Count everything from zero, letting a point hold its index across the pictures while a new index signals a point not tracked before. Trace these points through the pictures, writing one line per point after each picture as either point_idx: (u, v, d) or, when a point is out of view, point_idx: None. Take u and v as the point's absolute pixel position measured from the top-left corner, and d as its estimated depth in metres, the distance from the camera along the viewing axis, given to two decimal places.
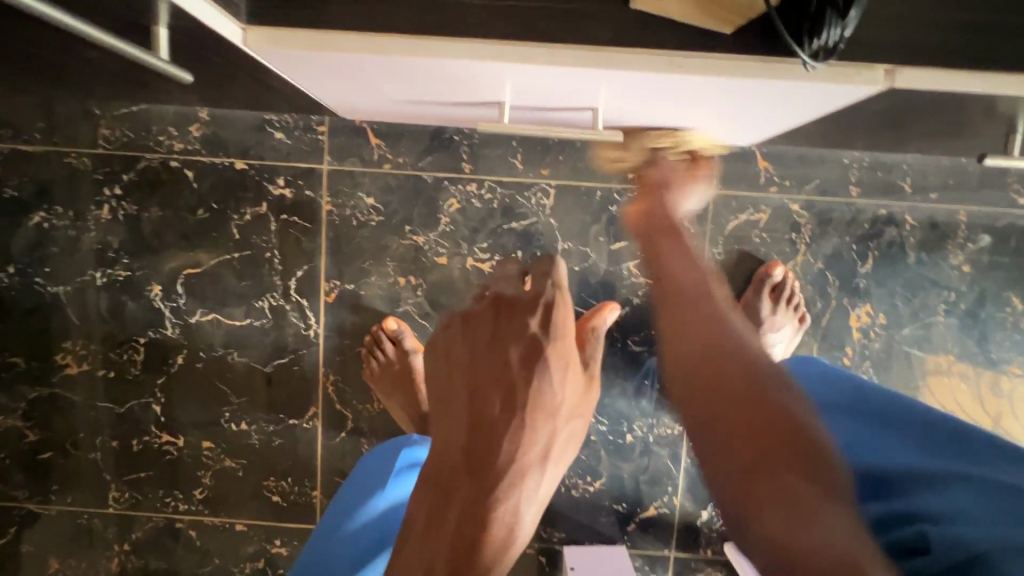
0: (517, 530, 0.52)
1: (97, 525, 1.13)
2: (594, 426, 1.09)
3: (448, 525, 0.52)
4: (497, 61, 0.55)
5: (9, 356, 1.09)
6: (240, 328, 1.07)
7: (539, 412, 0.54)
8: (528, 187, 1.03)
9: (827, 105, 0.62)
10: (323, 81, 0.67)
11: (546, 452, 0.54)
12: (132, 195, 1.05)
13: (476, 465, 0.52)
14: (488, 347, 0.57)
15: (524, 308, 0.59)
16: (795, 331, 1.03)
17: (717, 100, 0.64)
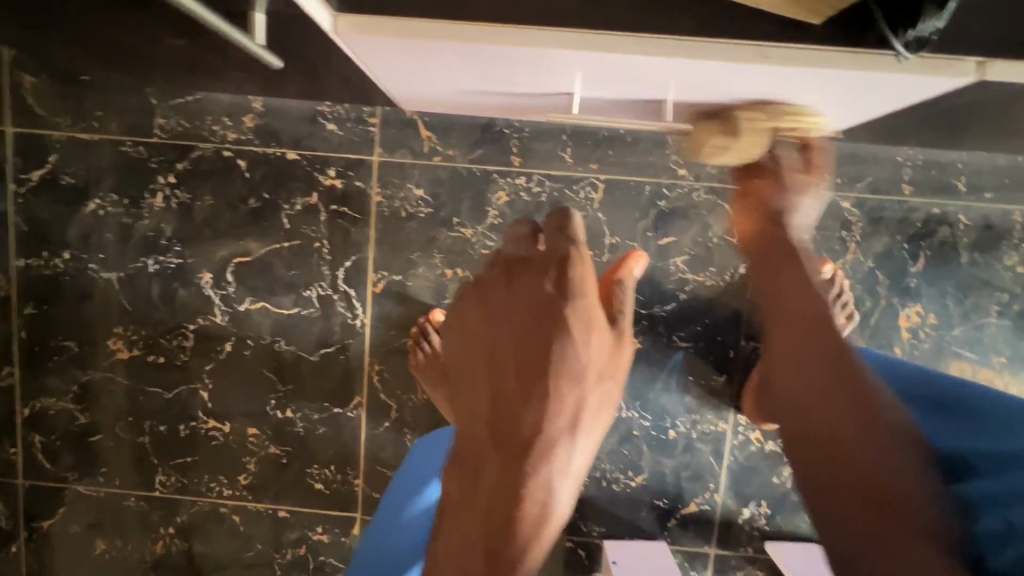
0: (551, 509, 0.46)
1: (143, 508, 1.15)
2: (637, 421, 1.09)
3: (478, 507, 0.46)
4: (582, 50, 0.55)
5: (62, 340, 1.11)
6: (288, 317, 1.09)
7: (562, 379, 0.48)
8: (577, 181, 1.03)
9: (905, 97, 0.62)
10: (398, 69, 0.68)
11: (574, 421, 0.47)
12: (185, 184, 1.07)
13: (501, 441, 0.47)
14: (500, 312, 0.51)
15: (538, 263, 0.53)
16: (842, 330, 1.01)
17: (793, 94, 0.64)
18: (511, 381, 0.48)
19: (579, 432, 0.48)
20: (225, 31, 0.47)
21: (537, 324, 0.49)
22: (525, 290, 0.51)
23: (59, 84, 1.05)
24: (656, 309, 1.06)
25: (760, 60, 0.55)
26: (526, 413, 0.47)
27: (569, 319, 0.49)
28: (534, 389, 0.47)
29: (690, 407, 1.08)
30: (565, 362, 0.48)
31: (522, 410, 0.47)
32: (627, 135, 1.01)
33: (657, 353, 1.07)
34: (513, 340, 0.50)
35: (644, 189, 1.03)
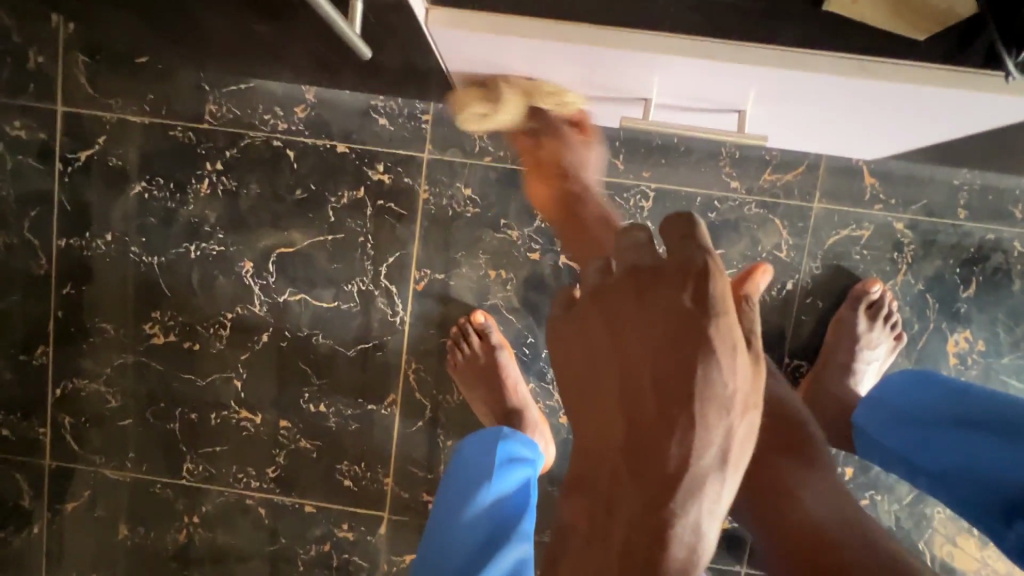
0: (696, 554, 0.36)
1: (168, 495, 1.14)
2: None
3: (614, 543, 0.37)
4: (678, 56, 0.55)
5: (99, 322, 1.11)
6: (328, 310, 1.08)
7: (710, 406, 0.35)
8: (627, 188, 1.02)
9: (996, 119, 0.61)
10: (480, 62, 0.68)
11: (725, 457, 0.35)
12: (233, 171, 1.06)
13: (632, 479, 0.36)
14: (633, 328, 0.39)
15: (662, 270, 0.39)
16: (890, 350, 1.00)
17: (878, 111, 0.63)
18: (651, 413, 0.36)
19: (729, 464, 0.35)
20: (332, 18, 0.46)
21: (674, 342, 0.36)
22: (654, 305, 0.38)
23: (114, 65, 1.05)
24: None
25: (859, 73, 0.53)
26: (664, 445, 0.35)
27: (711, 339, 0.35)
28: (675, 424, 0.35)
29: None
30: (711, 385, 0.35)
31: (664, 440, 0.36)
32: (682, 144, 1.00)
33: None
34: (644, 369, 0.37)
35: (695, 200, 1.02)
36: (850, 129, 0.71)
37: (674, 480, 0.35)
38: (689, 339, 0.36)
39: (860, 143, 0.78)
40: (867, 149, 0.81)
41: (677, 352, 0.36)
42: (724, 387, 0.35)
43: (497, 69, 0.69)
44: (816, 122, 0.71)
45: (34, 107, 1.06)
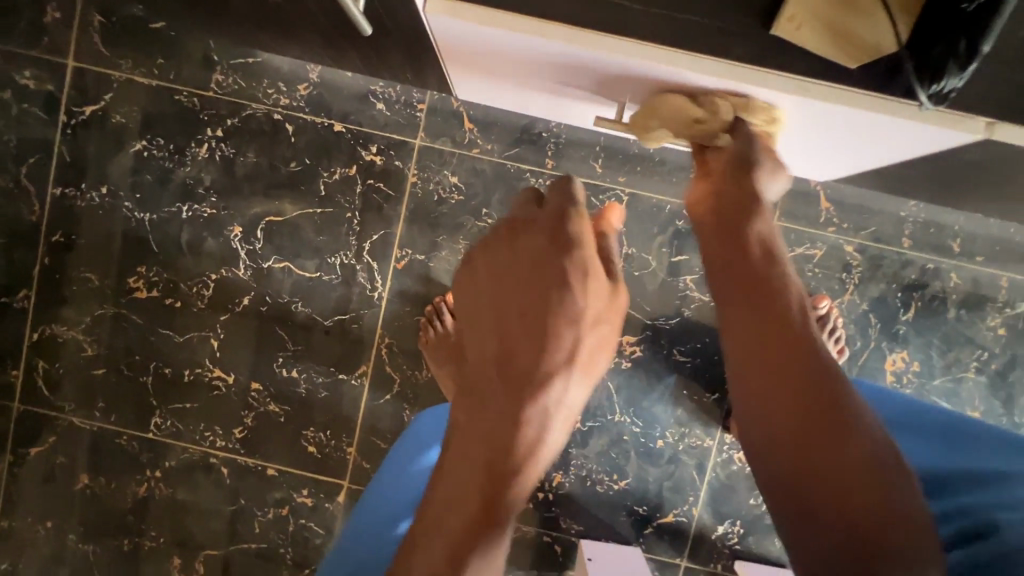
0: (546, 437, 0.43)
1: (133, 448, 1.16)
2: (628, 427, 1.13)
3: (482, 430, 0.43)
4: (642, 60, 0.62)
5: (84, 271, 1.14)
6: (310, 280, 1.12)
7: (565, 318, 0.43)
8: (603, 191, 1.10)
9: (921, 148, 0.69)
10: (471, 50, 0.74)
11: (573, 356, 0.43)
12: (231, 139, 1.11)
13: (501, 387, 0.43)
14: (513, 261, 0.46)
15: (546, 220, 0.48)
16: None
17: (821, 131, 0.71)
18: (517, 327, 0.44)
19: (580, 366, 0.43)
20: None
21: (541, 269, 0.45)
22: (529, 246, 0.47)
23: (128, 27, 1.10)
24: (661, 321, 1.11)
25: (800, 92, 0.62)
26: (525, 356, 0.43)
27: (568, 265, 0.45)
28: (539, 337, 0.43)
29: (682, 420, 1.12)
30: (568, 303, 0.43)
31: (525, 343, 0.43)
32: (657, 154, 1.08)
33: (655, 362, 1.12)
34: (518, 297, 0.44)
35: (665, 208, 1.09)
36: (800, 146, 0.80)
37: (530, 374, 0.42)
38: (552, 272, 0.45)
39: (809, 161, 0.87)
40: (818, 168, 0.90)
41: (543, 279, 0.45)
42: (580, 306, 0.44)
43: (492, 58, 0.76)
44: (771, 137, 0.79)
45: (46, 59, 1.10)
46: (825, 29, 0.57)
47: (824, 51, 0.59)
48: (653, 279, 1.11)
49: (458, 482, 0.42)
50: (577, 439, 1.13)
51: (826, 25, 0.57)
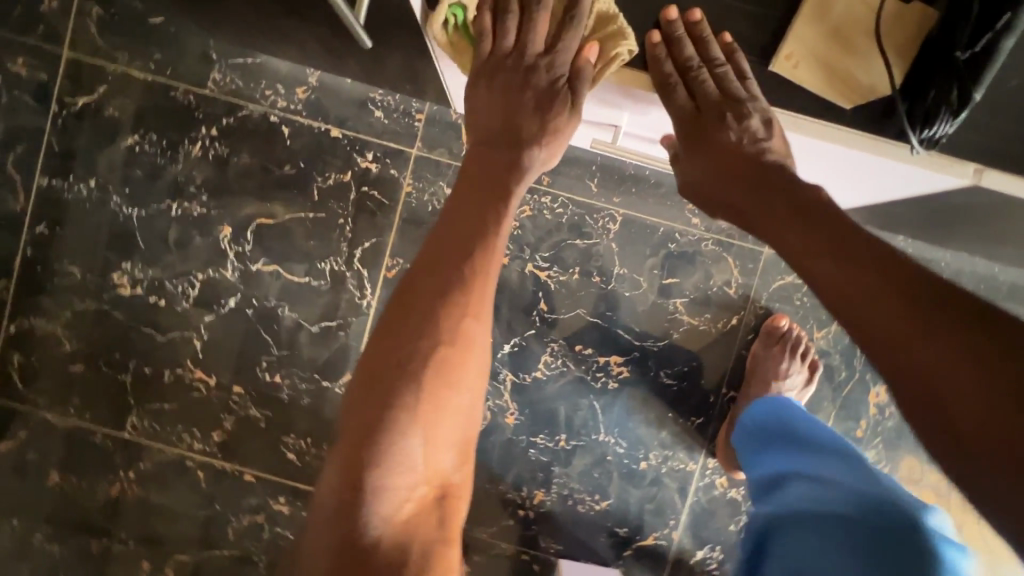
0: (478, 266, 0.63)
1: (107, 447, 1.14)
2: (612, 447, 1.12)
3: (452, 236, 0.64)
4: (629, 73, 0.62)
5: (66, 265, 1.12)
6: (298, 285, 1.11)
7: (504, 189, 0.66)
8: (598, 211, 1.10)
9: (908, 188, 0.69)
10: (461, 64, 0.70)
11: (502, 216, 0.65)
12: (226, 139, 1.10)
13: (467, 219, 0.64)
14: (492, 132, 0.68)
15: (502, 124, 0.67)
16: (805, 380, 1.09)
17: (810, 162, 0.72)
18: (479, 188, 0.66)
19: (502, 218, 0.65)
20: None
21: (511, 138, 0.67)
22: (514, 124, 0.67)
23: (126, 20, 1.08)
24: (650, 343, 1.11)
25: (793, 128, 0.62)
26: (480, 200, 0.65)
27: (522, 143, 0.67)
28: (480, 195, 0.66)
29: (666, 442, 1.12)
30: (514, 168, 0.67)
31: (488, 193, 0.66)
32: (651, 178, 1.09)
33: (643, 384, 1.12)
34: (481, 153, 0.68)
35: (658, 230, 1.10)
36: (833, 183, 0.78)
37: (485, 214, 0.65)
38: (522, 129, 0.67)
39: (843, 197, 0.84)
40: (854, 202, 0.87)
41: (512, 147, 0.67)
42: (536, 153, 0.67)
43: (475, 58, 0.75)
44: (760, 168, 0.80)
45: (40, 47, 1.08)
46: (824, 69, 0.59)
47: (819, 89, 0.60)
48: (643, 300, 1.11)
49: (417, 293, 0.62)
50: (560, 457, 1.12)
51: (822, 64, 0.59)
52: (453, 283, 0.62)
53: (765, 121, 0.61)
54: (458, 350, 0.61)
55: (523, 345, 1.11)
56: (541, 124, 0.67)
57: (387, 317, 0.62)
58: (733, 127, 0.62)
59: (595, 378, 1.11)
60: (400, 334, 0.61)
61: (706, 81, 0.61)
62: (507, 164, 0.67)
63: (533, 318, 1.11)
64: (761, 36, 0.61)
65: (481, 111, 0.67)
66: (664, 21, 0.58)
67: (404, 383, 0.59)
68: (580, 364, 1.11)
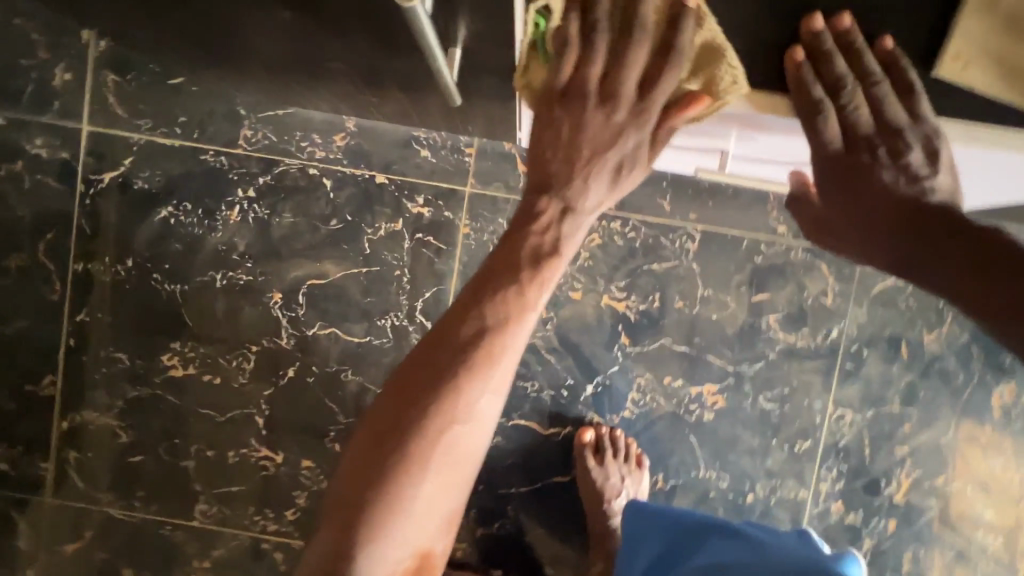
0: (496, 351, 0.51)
1: (178, 538, 1.07)
2: (715, 482, 1.04)
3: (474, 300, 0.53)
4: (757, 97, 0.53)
5: (112, 352, 1.05)
6: (359, 346, 1.03)
7: (534, 245, 0.54)
8: (673, 230, 1.01)
9: None
10: None
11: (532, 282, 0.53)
12: (265, 199, 1.02)
13: (487, 284, 0.53)
14: (539, 158, 0.55)
15: (564, 165, 0.54)
16: (635, 474, 1.01)
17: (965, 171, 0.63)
18: (509, 238, 0.55)
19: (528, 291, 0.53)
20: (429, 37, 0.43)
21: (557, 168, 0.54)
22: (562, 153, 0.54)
23: (144, 84, 1.01)
24: (744, 367, 1.02)
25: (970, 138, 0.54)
26: (507, 274, 0.53)
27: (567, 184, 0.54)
28: (513, 268, 0.53)
29: (773, 470, 1.04)
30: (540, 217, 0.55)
31: (516, 246, 0.54)
32: (729, 188, 1.00)
33: (743, 412, 1.03)
34: (524, 206, 0.56)
35: (741, 243, 1.01)
36: (988, 185, 0.70)
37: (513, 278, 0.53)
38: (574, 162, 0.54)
39: (984, 195, 0.75)
40: (1014, 195, 0.75)
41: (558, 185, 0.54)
42: (590, 204, 0.55)
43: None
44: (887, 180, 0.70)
45: (58, 125, 1.01)
46: (1011, 69, 0.47)
47: None
48: (732, 321, 1.02)
49: (421, 382, 0.51)
50: (659, 499, 1.05)
51: None
52: (474, 386, 0.51)
53: (929, 154, 0.51)
54: (458, 470, 0.51)
55: (607, 384, 1.03)
56: (608, 190, 0.56)
57: (389, 407, 0.51)
58: (887, 165, 0.52)
59: (688, 411, 1.03)
60: (395, 436, 0.50)
61: (860, 110, 0.51)
62: (546, 229, 0.54)
63: (615, 354, 1.02)
64: None
65: (546, 149, 0.54)
66: (807, 32, 0.48)
67: (386, 507, 0.48)
68: (670, 398, 1.03)
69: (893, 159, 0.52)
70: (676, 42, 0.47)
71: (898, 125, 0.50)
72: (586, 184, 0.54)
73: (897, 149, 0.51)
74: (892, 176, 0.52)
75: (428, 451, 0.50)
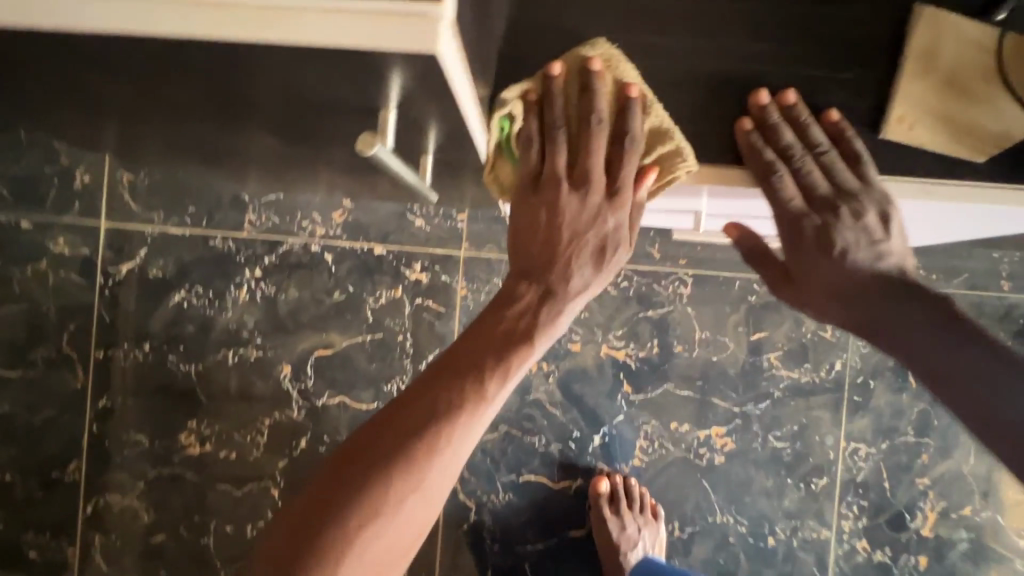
0: (453, 449, 0.47)
1: None
2: (733, 526, 1.02)
3: (443, 385, 0.48)
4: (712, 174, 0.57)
5: (132, 434, 1.09)
6: (367, 412, 1.06)
7: (507, 329, 0.51)
8: (665, 276, 1.03)
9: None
10: None
11: (498, 375, 0.49)
12: (271, 277, 1.07)
13: (460, 368, 0.49)
14: (518, 230, 0.55)
15: (544, 248, 0.54)
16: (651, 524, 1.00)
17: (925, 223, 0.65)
18: (485, 320, 0.52)
19: (494, 385, 0.49)
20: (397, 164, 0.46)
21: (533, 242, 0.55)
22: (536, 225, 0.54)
23: (156, 181, 1.08)
24: (750, 407, 1.02)
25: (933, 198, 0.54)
26: (474, 363, 0.49)
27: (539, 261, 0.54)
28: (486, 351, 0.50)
29: (791, 511, 1.02)
30: (515, 298, 0.53)
31: (490, 327, 0.52)
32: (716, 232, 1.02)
33: (754, 453, 1.02)
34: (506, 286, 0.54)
35: (734, 284, 1.02)
36: (943, 230, 0.72)
37: (481, 365, 0.49)
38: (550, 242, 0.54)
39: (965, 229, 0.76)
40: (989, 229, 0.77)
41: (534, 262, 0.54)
42: (576, 288, 0.54)
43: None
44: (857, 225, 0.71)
45: (78, 224, 1.08)
46: (941, 123, 0.53)
47: (945, 147, 0.53)
48: (733, 362, 1.02)
49: (367, 466, 0.45)
50: (677, 547, 1.03)
51: (943, 117, 0.53)
52: (425, 474, 0.46)
53: (883, 218, 0.53)
54: (388, 563, 0.45)
55: (614, 433, 1.04)
56: (590, 274, 0.55)
57: (327, 481, 0.46)
58: (848, 225, 0.54)
59: (698, 455, 1.03)
60: (328, 500, 0.45)
61: (811, 173, 0.54)
62: (521, 313, 0.52)
63: (620, 403, 1.03)
64: (862, 102, 0.54)
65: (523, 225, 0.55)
66: (756, 106, 0.53)
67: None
68: (679, 443, 1.03)
69: (854, 224, 0.54)
70: (625, 120, 0.52)
71: (848, 191, 0.53)
72: (578, 266, 0.54)
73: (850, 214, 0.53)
74: (847, 235, 0.54)
75: (356, 537, 0.44)
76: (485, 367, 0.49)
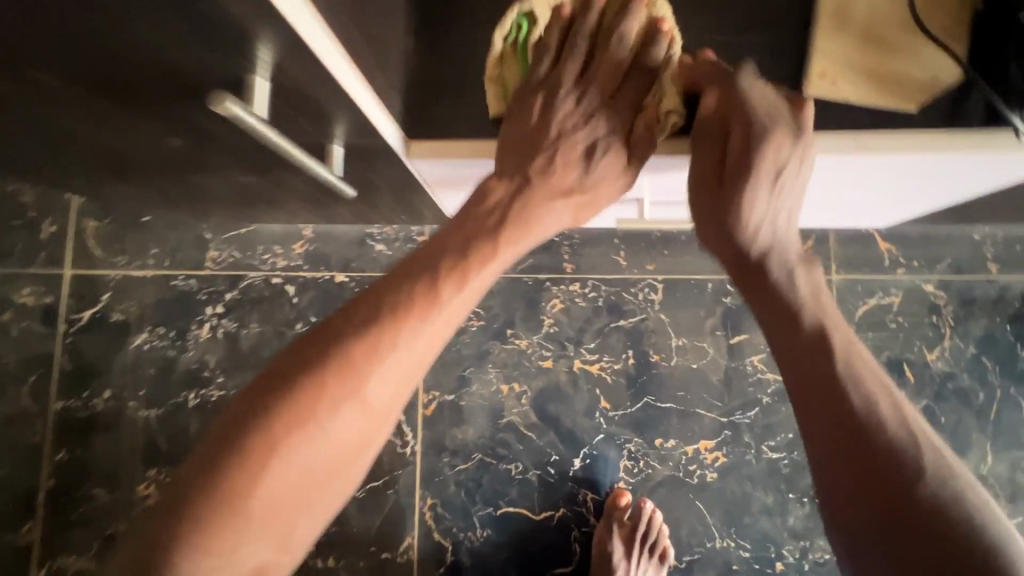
0: (417, 350, 0.43)
1: None
2: (735, 551, 0.93)
3: (415, 277, 0.44)
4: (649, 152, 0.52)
5: (90, 487, 1.03)
6: None
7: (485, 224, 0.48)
8: (634, 283, 0.99)
9: (974, 187, 0.62)
10: (451, 176, 0.62)
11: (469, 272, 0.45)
12: (233, 313, 1.05)
13: (434, 259, 0.46)
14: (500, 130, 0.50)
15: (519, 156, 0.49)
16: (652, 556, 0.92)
17: (863, 186, 0.62)
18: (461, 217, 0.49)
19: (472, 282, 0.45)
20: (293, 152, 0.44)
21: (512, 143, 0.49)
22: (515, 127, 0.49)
23: (120, 226, 1.09)
24: (738, 417, 0.95)
25: (875, 151, 0.50)
26: (449, 253, 0.46)
27: (519, 160, 0.49)
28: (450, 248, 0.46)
29: (797, 530, 0.92)
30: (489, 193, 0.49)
31: (465, 222, 0.48)
32: (681, 234, 0.99)
33: (749, 467, 0.94)
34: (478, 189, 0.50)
35: (706, 287, 0.98)
36: (896, 197, 0.68)
37: (458, 258, 0.46)
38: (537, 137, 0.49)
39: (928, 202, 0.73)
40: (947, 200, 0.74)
41: (518, 157, 0.49)
42: (558, 186, 0.50)
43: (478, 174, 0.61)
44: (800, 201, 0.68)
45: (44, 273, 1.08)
46: (864, 78, 0.50)
47: (871, 100, 0.50)
48: (714, 369, 0.96)
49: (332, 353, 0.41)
50: None
51: (865, 69, 0.51)
52: (378, 375, 0.41)
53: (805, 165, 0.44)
54: (338, 459, 0.41)
55: (595, 455, 0.96)
56: (581, 173, 0.50)
57: (286, 366, 0.41)
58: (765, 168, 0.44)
59: (688, 473, 0.95)
60: (268, 395, 0.40)
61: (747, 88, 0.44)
62: (493, 209, 0.49)
63: (598, 420, 0.97)
64: (780, 63, 0.53)
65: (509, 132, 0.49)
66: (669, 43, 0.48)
67: (226, 493, 0.37)
68: (666, 461, 0.95)
69: (771, 169, 0.45)
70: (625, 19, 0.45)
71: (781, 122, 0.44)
72: (569, 166, 0.50)
73: (774, 149, 0.44)
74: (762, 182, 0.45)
75: (301, 436, 0.39)
76: (462, 258, 0.46)
